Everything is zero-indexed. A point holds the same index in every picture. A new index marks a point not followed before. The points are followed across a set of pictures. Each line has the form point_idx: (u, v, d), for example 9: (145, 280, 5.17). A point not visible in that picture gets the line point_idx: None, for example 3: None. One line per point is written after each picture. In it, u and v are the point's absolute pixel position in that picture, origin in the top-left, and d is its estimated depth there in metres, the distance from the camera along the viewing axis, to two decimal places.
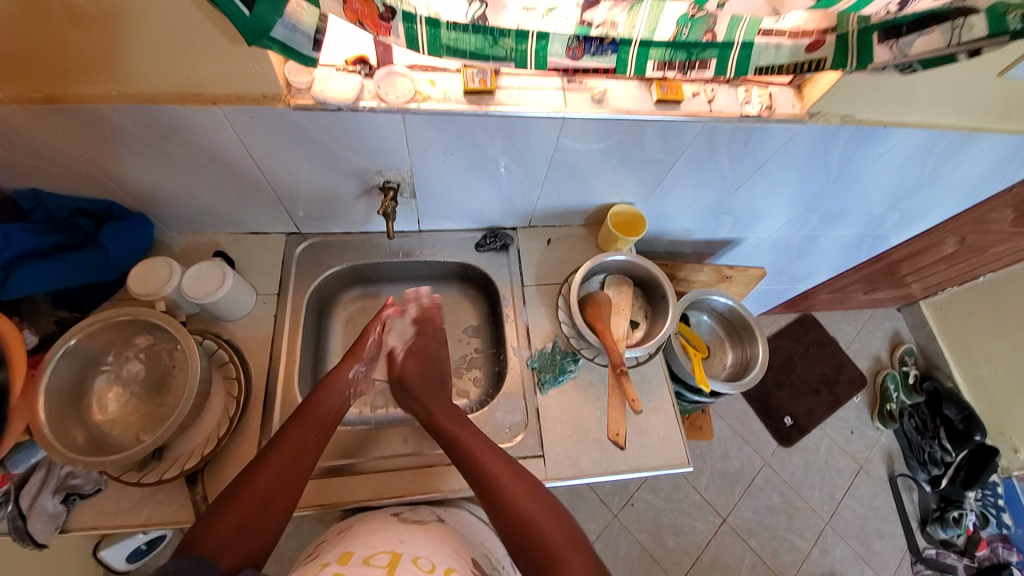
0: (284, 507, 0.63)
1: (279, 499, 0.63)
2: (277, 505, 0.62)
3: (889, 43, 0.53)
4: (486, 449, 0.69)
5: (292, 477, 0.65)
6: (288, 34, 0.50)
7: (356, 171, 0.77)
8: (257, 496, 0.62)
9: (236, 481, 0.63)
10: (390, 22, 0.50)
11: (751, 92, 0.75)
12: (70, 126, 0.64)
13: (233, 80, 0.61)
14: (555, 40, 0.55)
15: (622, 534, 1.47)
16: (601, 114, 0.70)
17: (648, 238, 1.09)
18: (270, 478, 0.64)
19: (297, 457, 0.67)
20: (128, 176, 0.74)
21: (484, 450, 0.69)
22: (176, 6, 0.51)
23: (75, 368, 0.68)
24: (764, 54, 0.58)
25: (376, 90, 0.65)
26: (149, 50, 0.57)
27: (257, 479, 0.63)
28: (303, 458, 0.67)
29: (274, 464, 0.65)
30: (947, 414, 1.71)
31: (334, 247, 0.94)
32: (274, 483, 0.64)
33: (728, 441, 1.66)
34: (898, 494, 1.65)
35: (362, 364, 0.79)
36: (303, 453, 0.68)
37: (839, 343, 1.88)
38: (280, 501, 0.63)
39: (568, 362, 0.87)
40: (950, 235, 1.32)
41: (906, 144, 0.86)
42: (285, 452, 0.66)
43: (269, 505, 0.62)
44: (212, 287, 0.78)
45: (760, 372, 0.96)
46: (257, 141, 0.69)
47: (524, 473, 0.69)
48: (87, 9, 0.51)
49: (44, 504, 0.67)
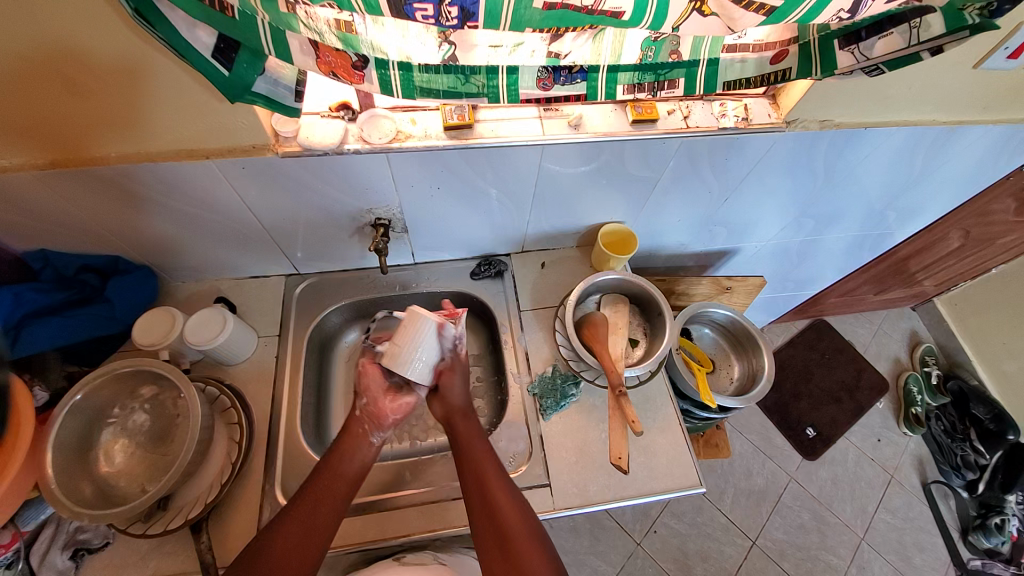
0: (298, 567, 0.61)
1: (290, 559, 0.62)
2: (290, 564, 0.61)
3: (851, 48, 0.54)
4: (488, 461, 0.70)
5: (306, 536, 0.63)
6: (271, 88, 0.54)
7: (347, 211, 0.80)
8: (273, 558, 0.61)
9: (255, 539, 0.63)
10: (362, 71, 0.52)
11: (726, 105, 0.77)
12: (76, 189, 0.67)
13: (224, 134, 0.64)
14: (525, 72, 0.57)
15: (647, 563, 1.42)
16: (580, 138, 0.72)
17: (643, 255, 1.09)
18: (286, 537, 0.63)
19: (315, 512, 0.65)
20: (132, 232, 0.77)
21: (488, 460, 0.70)
22: (166, 69, 0.55)
23: (81, 423, 0.69)
24: (730, 69, 0.60)
25: (360, 133, 0.68)
26: (144, 112, 0.60)
27: (270, 538, 0.62)
28: (322, 515, 0.65)
29: (290, 520, 0.64)
30: (975, 414, 1.63)
31: (332, 286, 0.96)
32: (287, 542, 0.62)
33: (749, 456, 1.61)
34: (935, 503, 1.57)
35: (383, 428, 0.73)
36: (322, 506, 0.66)
37: (856, 347, 1.83)
38: (293, 560, 0.62)
39: (569, 386, 0.86)
40: (953, 229, 1.31)
41: (890, 142, 0.86)
42: (302, 507, 0.65)
43: (281, 564, 0.61)
44: (212, 333, 0.80)
45: (767, 383, 0.94)
46: (250, 190, 0.72)
47: (513, 487, 0.69)
48: (86, 80, 0.55)
49: (53, 561, 0.68)
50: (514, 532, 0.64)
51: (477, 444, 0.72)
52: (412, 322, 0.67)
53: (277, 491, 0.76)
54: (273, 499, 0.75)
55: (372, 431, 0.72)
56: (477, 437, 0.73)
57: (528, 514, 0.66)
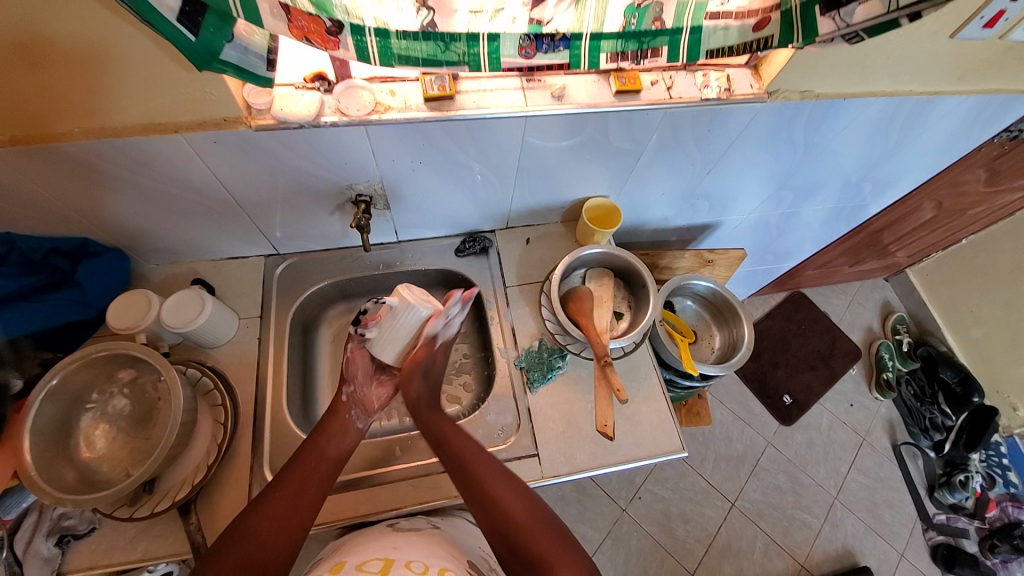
0: (283, 548, 0.61)
1: (275, 541, 0.61)
2: (275, 546, 0.61)
3: (831, 14, 0.54)
4: (485, 465, 0.69)
5: (290, 518, 0.63)
6: (241, 56, 0.51)
7: (326, 187, 0.78)
8: (256, 539, 0.60)
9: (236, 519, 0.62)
10: (338, 36, 0.50)
11: (709, 75, 0.77)
12: (37, 167, 0.64)
13: (193, 106, 0.61)
14: (506, 39, 0.55)
15: (633, 528, 1.47)
16: (563, 109, 0.71)
17: (627, 230, 1.10)
18: (270, 520, 0.62)
19: (298, 494, 0.65)
20: (99, 212, 0.74)
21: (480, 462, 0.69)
22: (130, 38, 0.52)
23: (60, 408, 0.67)
24: (712, 38, 0.59)
25: (337, 104, 0.66)
26: (104, 84, 0.57)
27: (255, 519, 0.62)
28: (304, 498, 0.65)
29: (274, 502, 0.63)
30: (943, 378, 1.72)
31: (313, 266, 0.94)
32: (271, 523, 0.62)
33: (729, 424, 1.66)
34: (904, 462, 1.66)
35: (363, 414, 0.76)
36: (305, 488, 0.65)
37: (831, 317, 1.89)
38: (278, 542, 0.61)
39: (556, 358, 0.87)
40: (926, 201, 1.34)
41: (868, 113, 0.87)
42: (286, 488, 0.65)
43: (267, 546, 0.60)
44: (191, 315, 0.78)
45: (747, 352, 0.97)
46: (224, 166, 0.70)
47: (516, 481, 0.69)
48: (40, 50, 0.51)
49: (38, 548, 0.67)
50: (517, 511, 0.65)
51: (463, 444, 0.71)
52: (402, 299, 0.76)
53: (265, 471, 0.76)
54: (262, 479, 0.75)
55: (358, 418, 0.75)
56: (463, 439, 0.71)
57: (536, 504, 0.67)
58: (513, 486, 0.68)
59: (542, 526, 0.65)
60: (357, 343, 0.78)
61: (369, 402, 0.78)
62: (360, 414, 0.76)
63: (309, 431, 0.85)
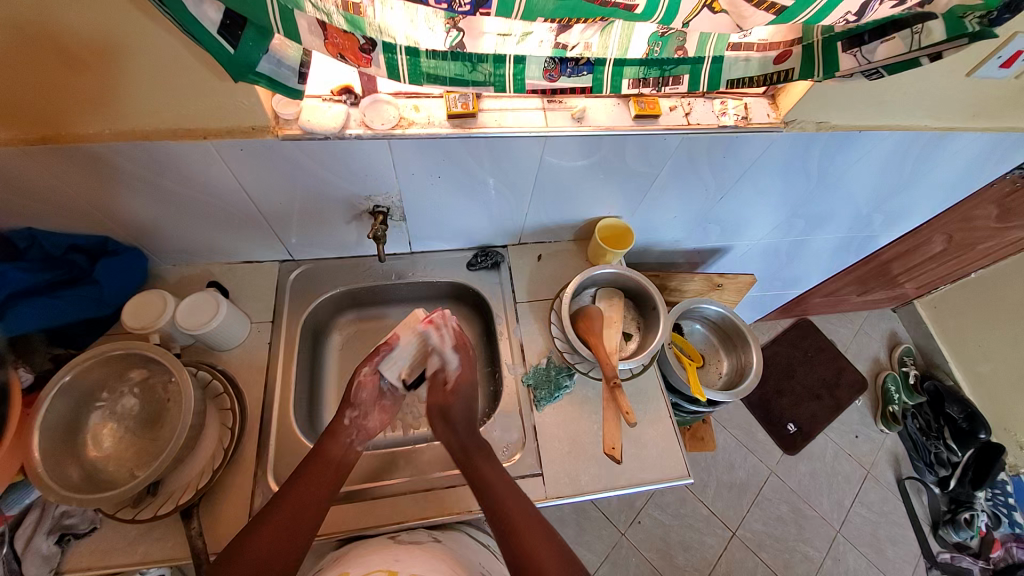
0: (280, 569, 0.60)
1: (274, 564, 0.60)
2: (274, 567, 0.60)
3: (852, 51, 0.56)
4: (521, 511, 0.66)
5: (289, 539, 0.61)
6: (274, 69, 0.53)
7: (345, 198, 0.79)
8: (255, 560, 0.59)
9: (235, 539, 0.61)
10: (370, 54, 0.52)
11: (727, 104, 0.78)
12: (66, 166, 0.65)
13: (222, 114, 0.63)
14: (532, 62, 0.57)
15: (631, 552, 1.45)
16: (582, 131, 0.72)
17: (638, 250, 1.10)
18: (268, 540, 0.61)
19: (298, 515, 0.63)
20: (118, 209, 0.74)
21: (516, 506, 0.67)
22: (168, 45, 0.53)
23: (69, 404, 0.68)
24: (734, 68, 0.60)
25: (363, 118, 0.67)
26: (133, 87, 0.58)
27: (253, 539, 0.60)
28: (306, 517, 0.64)
29: (274, 522, 0.62)
30: (948, 413, 1.69)
31: (327, 273, 0.95)
32: (270, 544, 0.61)
33: (732, 450, 1.64)
34: (908, 497, 1.63)
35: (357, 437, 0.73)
36: (304, 510, 0.64)
37: (837, 346, 1.88)
38: (276, 563, 0.60)
39: (563, 377, 0.86)
40: (937, 234, 1.34)
41: (882, 146, 0.88)
42: (286, 509, 0.63)
43: (266, 567, 0.59)
44: (205, 317, 0.79)
45: (755, 378, 0.96)
46: (247, 173, 0.71)
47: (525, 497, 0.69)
48: (75, 50, 0.53)
49: (38, 546, 0.66)
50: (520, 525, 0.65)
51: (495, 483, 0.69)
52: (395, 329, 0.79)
53: (268, 478, 0.75)
54: (265, 485, 0.74)
55: (358, 441, 0.73)
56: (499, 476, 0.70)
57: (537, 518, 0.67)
58: (549, 538, 0.65)
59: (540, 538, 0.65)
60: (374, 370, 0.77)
61: (375, 423, 0.76)
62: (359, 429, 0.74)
63: (313, 439, 0.84)
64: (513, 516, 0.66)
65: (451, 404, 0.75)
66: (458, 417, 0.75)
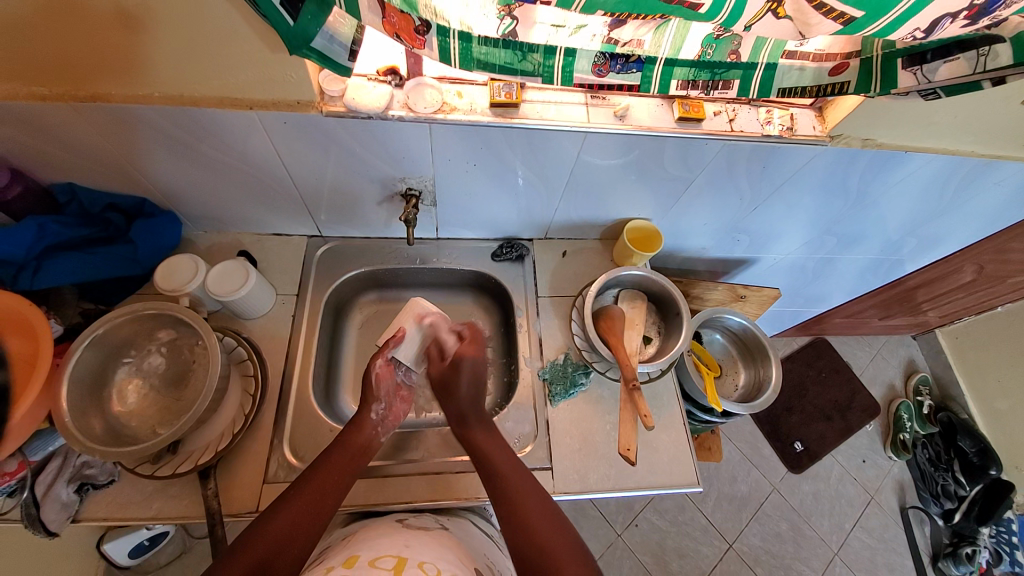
0: (298, 552, 0.59)
1: (292, 543, 0.59)
2: (291, 549, 0.59)
3: (913, 69, 0.54)
4: (542, 513, 0.63)
5: (310, 522, 0.61)
6: (327, 45, 0.53)
7: (380, 178, 0.79)
8: (272, 538, 0.59)
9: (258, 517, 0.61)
10: (425, 36, 0.52)
11: (772, 113, 0.77)
12: (113, 126, 0.67)
13: (267, 85, 0.63)
14: (582, 57, 0.57)
15: (626, 555, 1.45)
16: (623, 129, 0.71)
17: (663, 255, 1.09)
18: (287, 520, 0.60)
19: (319, 498, 0.64)
20: (156, 171, 0.75)
21: (561, 539, 0.61)
22: (220, 12, 0.53)
23: (99, 357, 0.69)
24: (787, 76, 0.59)
25: (406, 100, 0.68)
26: (183, 54, 0.59)
27: (276, 519, 0.60)
28: (326, 504, 0.64)
29: (296, 504, 0.62)
30: (960, 446, 1.66)
31: (352, 252, 0.96)
32: (290, 526, 0.60)
33: (736, 463, 1.63)
34: (911, 527, 1.61)
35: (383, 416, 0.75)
36: (325, 494, 0.64)
37: (853, 369, 1.85)
38: (294, 546, 0.59)
39: (580, 375, 0.87)
40: (969, 263, 1.31)
41: (926, 169, 0.86)
42: (309, 494, 0.64)
43: (284, 547, 0.59)
44: (234, 285, 0.80)
45: (773, 393, 0.95)
46: (286, 146, 0.72)
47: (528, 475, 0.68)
48: (127, 11, 0.53)
49: (58, 493, 0.68)
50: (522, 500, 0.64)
51: (531, 515, 0.63)
52: (410, 309, 0.83)
53: (284, 447, 0.76)
54: (280, 454, 0.76)
55: (381, 433, 0.74)
56: (534, 510, 0.63)
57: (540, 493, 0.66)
58: (555, 518, 0.63)
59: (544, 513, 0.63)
60: (385, 359, 0.79)
61: (398, 412, 0.77)
62: (388, 409, 0.76)
63: (329, 413, 0.86)
64: (522, 498, 0.65)
65: (457, 376, 0.76)
66: (463, 381, 0.76)
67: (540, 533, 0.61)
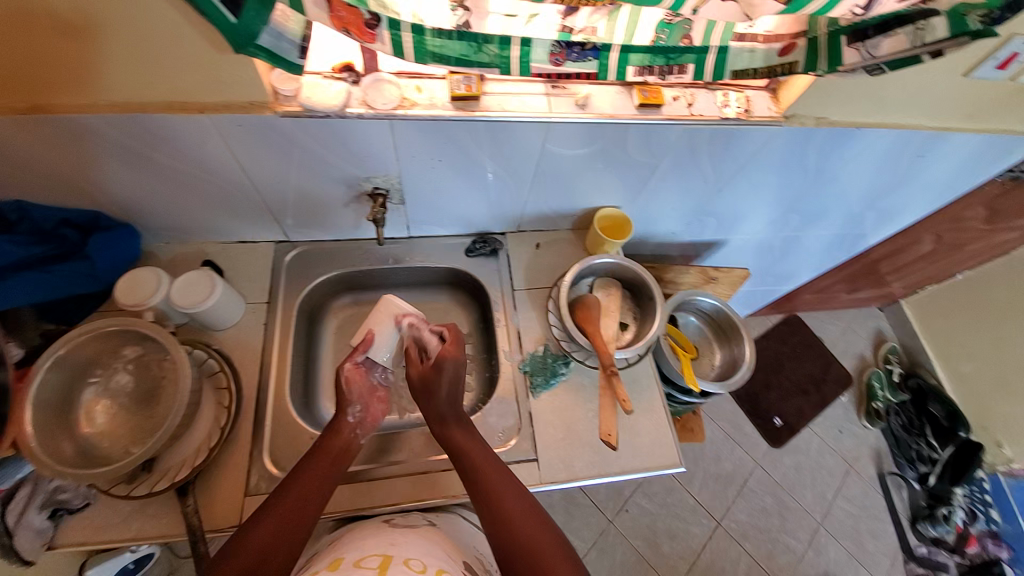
0: (282, 562, 0.58)
1: (274, 554, 0.58)
2: (273, 560, 0.58)
3: (856, 46, 0.56)
4: (525, 513, 0.63)
5: (292, 531, 0.60)
6: (275, 42, 0.52)
7: (345, 178, 0.78)
8: (254, 551, 0.58)
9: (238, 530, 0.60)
10: (375, 30, 0.51)
11: (729, 96, 0.78)
12: (58, 138, 0.64)
13: (218, 88, 0.62)
14: (538, 45, 0.57)
15: (618, 540, 1.47)
16: (585, 118, 0.72)
17: (635, 241, 1.11)
18: (268, 530, 0.59)
19: (300, 507, 0.63)
20: (109, 183, 0.73)
21: (545, 537, 0.62)
22: (161, 14, 0.52)
23: (63, 378, 0.67)
24: (738, 58, 0.61)
25: (364, 97, 0.67)
26: (127, 59, 0.57)
27: (257, 530, 0.59)
28: (309, 513, 0.63)
29: (277, 514, 0.61)
30: (931, 411, 1.71)
31: (322, 256, 0.94)
32: (271, 536, 0.59)
33: (720, 442, 1.67)
34: (888, 492, 1.67)
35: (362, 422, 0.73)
36: (306, 502, 0.63)
37: (825, 343, 1.91)
38: (277, 557, 0.58)
39: (559, 365, 0.88)
40: (926, 233, 1.37)
41: (878, 144, 0.89)
42: (290, 503, 0.62)
43: (266, 559, 0.58)
44: (196, 298, 0.78)
45: (748, 370, 0.97)
46: (245, 150, 0.70)
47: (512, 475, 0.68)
48: (64, 16, 0.51)
49: (30, 520, 0.66)
50: (505, 501, 0.64)
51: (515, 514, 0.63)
52: (384, 307, 0.81)
53: (264, 457, 0.75)
54: (260, 465, 0.74)
55: (361, 435, 0.72)
56: (517, 511, 0.63)
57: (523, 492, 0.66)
58: (539, 516, 0.63)
59: (527, 513, 0.63)
60: (355, 362, 0.77)
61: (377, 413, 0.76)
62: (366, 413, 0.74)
63: (309, 421, 0.85)
64: (505, 497, 0.64)
65: (438, 377, 0.73)
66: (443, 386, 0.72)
67: (525, 533, 0.61)
